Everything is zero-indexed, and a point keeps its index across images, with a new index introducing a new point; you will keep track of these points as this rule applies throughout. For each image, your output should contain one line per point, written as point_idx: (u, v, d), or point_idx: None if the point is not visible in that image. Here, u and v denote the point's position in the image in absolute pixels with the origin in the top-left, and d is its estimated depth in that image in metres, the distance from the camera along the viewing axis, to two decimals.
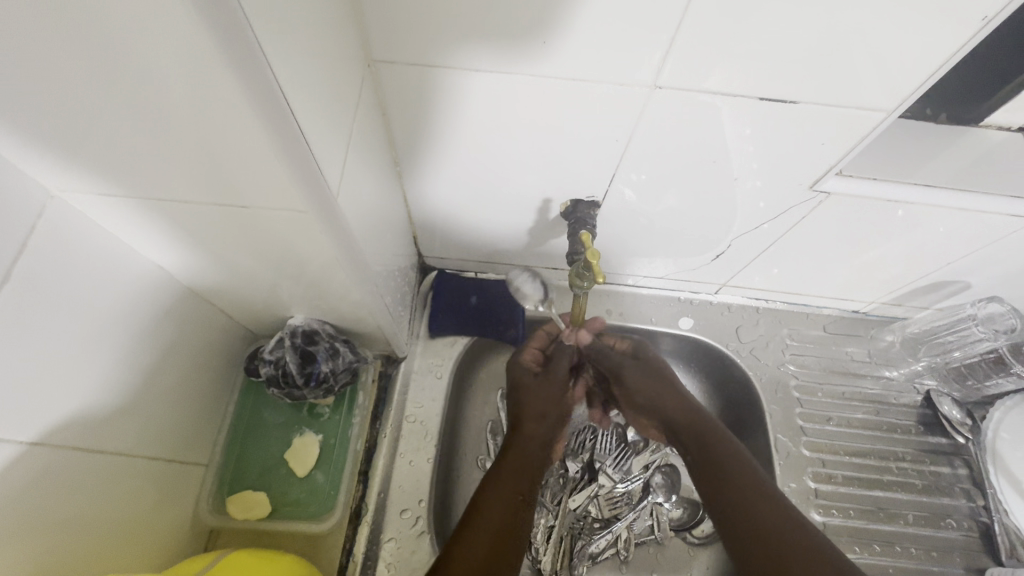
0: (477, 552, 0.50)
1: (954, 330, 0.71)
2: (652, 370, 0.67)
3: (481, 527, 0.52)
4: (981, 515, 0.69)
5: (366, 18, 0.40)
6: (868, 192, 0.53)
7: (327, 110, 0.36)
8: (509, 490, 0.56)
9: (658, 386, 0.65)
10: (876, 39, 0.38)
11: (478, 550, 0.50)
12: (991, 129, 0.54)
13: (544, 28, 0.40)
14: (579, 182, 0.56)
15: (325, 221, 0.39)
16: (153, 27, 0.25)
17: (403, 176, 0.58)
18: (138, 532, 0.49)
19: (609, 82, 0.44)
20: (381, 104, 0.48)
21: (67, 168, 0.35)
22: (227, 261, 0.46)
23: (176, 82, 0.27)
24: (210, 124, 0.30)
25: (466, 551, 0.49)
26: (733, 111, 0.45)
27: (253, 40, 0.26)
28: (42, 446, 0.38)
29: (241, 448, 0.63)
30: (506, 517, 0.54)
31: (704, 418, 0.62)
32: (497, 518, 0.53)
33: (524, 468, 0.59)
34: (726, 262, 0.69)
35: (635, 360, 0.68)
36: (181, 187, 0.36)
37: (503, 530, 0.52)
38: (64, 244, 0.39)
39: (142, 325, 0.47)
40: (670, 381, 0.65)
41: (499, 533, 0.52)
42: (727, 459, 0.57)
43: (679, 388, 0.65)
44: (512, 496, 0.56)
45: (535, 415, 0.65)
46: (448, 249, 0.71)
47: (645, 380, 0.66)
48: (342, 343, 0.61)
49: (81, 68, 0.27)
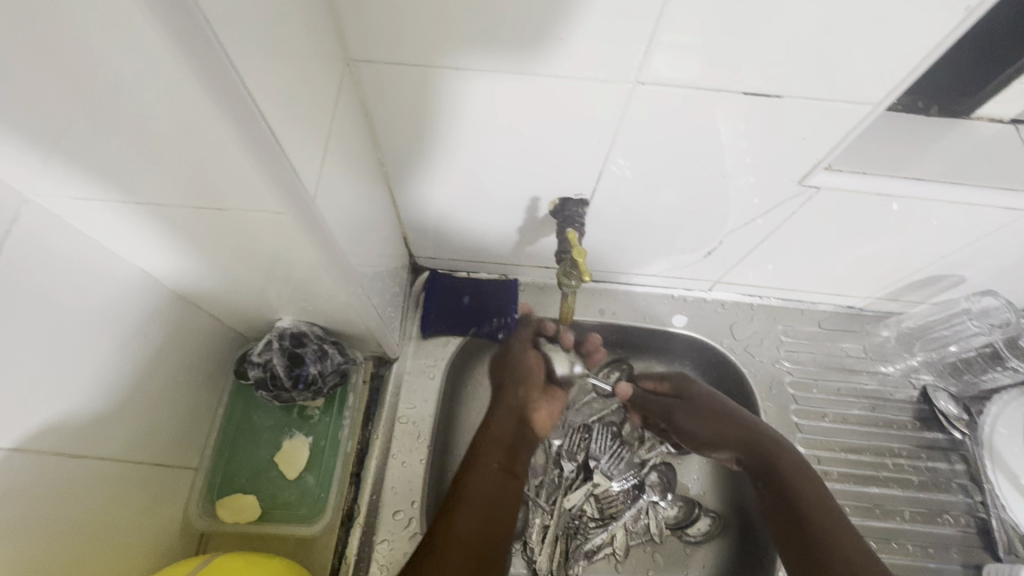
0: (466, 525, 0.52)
1: (950, 324, 0.71)
2: (699, 409, 0.67)
3: (471, 505, 0.54)
4: (979, 511, 0.69)
5: (345, 17, 0.40)
6: (860, 186, 0.52)
7: (302, 110, 0.35)
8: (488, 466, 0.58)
9: (708, 421, 0.66)
10: (864, 32, 0.37)
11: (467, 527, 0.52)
12: (982, 121, 0.54)
13: (525, 23, 0.39)
14: (567, 180, 0.56)
15: (303, 223, 0.38)
16: (114, 29, 0.24)
17: (390, 177, 0.58)
18: (127, 535, 0.49)
19: (593, 78, 0.43)
20: (364, 103, 0.48)
21: (42, 172, 0.35)
22: (210, 264, 0.46)
23: (142, 85, 0.27)
24: (179, 128, 0.30)
25: (455, 529, 0.51)
26: (720, 105, 0.45)
27: (210, 34, 0.26)
28: (20, 452, 0.38)
29: (231, 451, 0.63)
30: (490, 493, 0.55)
31: (764, 438, 0.63)
32: (482, 495, 0.55)
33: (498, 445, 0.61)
34: (719, 258, 0.68)
35: (681, 400, 0.69)
36: (156, 189, 0.36)
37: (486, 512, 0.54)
38: (41, 249, 0.38)
39: (125, 330, 0.47)
40: (724, 415, 0.65)
41: (484, 515, 0.53)
42: (787, 471, 0.60)
43: (731, 410, 0.66)
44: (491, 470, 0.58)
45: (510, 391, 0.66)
46: (439, 249, 0.71)
47: (694, 420, 0.67)
48: (330, 344, 0.60)
49: (44, 72, 0.27)
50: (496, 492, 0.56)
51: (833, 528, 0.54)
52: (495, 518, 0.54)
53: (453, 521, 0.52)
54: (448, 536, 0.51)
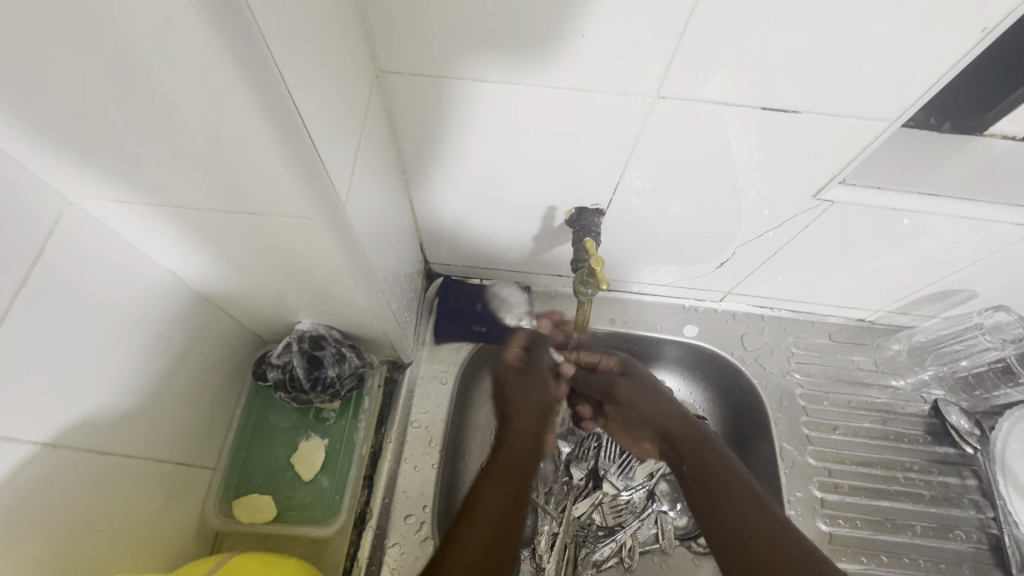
0: (477, 543, 0.47)
1: (962, 339, 0.71)
2: (642, 385, 0.65)
3: (481, 521, 0.49)
4: (991, 527, 0.68)
5: (376, 30, 0.41)
6: (871, 201, 0.53)
7: (336, 118, 0.36)
8: (505, 487, 0.53)
9: (649, 395, 0.64)
10: (878, 53, 0.39)
11: (471, 559, 0.45)
12: (994, 139, 0.54)
13: (547, 34, 0.40)
14: (584, 189, 0.57)
15: (334, 227, 0.39)
16: (166, 36, 0.25)
17: (410, 184, 0.59)
18: (146, 530, 0.50)
19: (611, 92, 0.44)
20: (388, 113, 0.49)
21: (85, 175, 0.36)
22: (238, 268, 0.47)
23: (194, 95, 0.28)
24: (221, 133, 0.31)
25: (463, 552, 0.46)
26: (736, 120, 0.46)
27: (264, 45, 0.27)
28: (56, 448, 0.39)
29: (248, 451, 0.64)
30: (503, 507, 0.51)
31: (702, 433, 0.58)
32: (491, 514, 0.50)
33: (518, 462, 0.56)
34: (731, 270, 0.69)
35: (625, 375, 0.68)
36: (193, 194, 0.37)
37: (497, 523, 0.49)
38: (79, 249, 0.40)
39: (153, 329, 0.48)
40: (666, 398, 0.63)
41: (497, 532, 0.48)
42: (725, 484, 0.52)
43: (670, 402, 0.63)
44: (506, 491, 0.53)
45: (527, 410, 0.63)
46: (454, 256, 0.72)
47: (635, 393, 0.65)
48: (348, 348, 0.61)
49: (99, 78, 0.28)
50: (512, 506, 0.52)
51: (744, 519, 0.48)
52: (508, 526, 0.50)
53: (464, 540, 0.47)
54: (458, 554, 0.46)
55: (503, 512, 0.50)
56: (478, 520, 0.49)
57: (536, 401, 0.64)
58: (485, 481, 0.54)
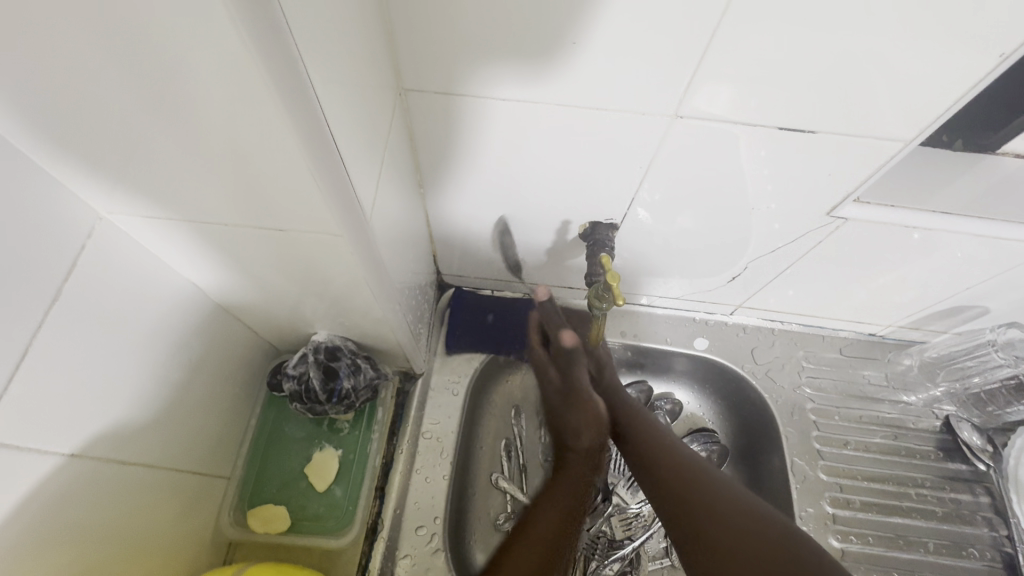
0: (531, 559, 0.50)
1: (974, 356, 0.71)
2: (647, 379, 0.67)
3: (533, 535, 0.52)
4: (1005, 545, 0.68)
5: (401, 49, 0.42)
6: (884, 218, 0.53)
7: (362, 135, 0.37)
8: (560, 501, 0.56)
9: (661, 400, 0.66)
10: (893, 73, 0.39)
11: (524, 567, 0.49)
12: (1007, 157, 0.53)
13: (568, 53, 0.41)
14: (598, 204, 0.57)
15: (356, 242, 0.40)
16: (209, 62, 0.26)
17: (426, 197, 0.59)
18: (162, 540, 0.50)
19: (630, 111, 0.45)
20: (408, 128, 0.50)
21: (118, 190, 0.37)
22: (259, 280, 0.48)
23: (230, 115, 0.29)
24: (254, 152, 0.31)
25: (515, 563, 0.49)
26: (750, 138, 0.46)
27: (302, 70, 0.28)
28: (80, 457, 0.40)
29: (263, 461, 0.64)
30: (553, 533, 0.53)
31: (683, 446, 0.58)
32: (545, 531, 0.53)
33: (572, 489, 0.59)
34: (741, 284, 0.69)
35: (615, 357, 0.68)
36: (222, 210, 0.38)
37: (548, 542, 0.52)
38: (106, 263, 0.40)
39: (174, 340, 0.48)
40: None
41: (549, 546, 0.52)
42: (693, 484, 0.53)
43: None
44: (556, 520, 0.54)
45: (580, 430, 0.63)
46: (466, 267, 0.72)
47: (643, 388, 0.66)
48: (363, 359, 0.62)
49: (139, 96, 0.29)
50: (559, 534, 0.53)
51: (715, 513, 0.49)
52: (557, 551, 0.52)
53: (516, 552, 0.51)
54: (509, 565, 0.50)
55: (556, 531, 0.53)
56: (535, 535, 0.52)
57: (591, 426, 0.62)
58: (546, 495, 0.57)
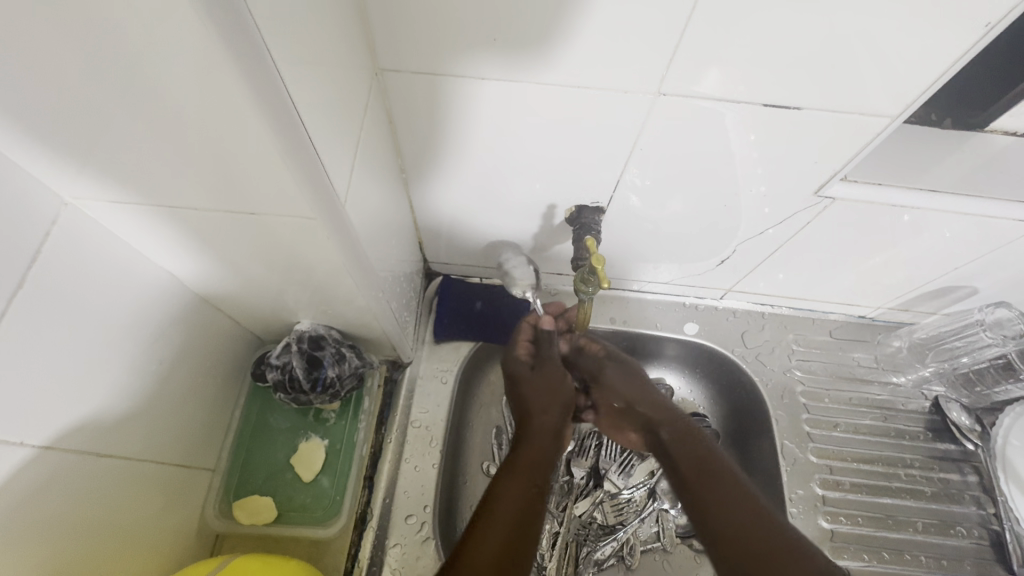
0: (492, 544, 0.45)
1: (962, 335, 0.71)
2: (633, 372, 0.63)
3: (497, 523, 0.47)
4: (992, 522, 0.68)
5: (373, 27, 0.41)
6: (873, 198, 0.53)
7: (334, 116, 0.36)
8: (523, 485, 0.51)
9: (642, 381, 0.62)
10: (878, 46, 0.38)
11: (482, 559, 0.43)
12: (995, 134, 0.53)
13: (547, 29, 0.40)
14: (584, 188, 0.57)
15: (331, 223, 0.39)
16: (159, 34, 0.25)
17: (409, 183, 0.58)
18: (144, 534, 0.49)
19: (611, 90, 0.44)
20: (387, 111, 0.49)
21: (82, 174, 0.36)
22: (237, 268, 0.47)
23: (186, 90, 0.28)
24: (216, 132, 0.30)
25: (480, 553, 0.44)
26: (735, 116, 0.45)
27: (260, 44, 0.26)
28: (53, 450, 0.39)
29: (247, 454, 0.63)
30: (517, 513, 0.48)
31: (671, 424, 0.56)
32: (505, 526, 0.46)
33: (538, 462, 0.53)
34: (731, 267, 0.69)
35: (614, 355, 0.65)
36: (191, 195, 0.37)
37: (505, 549, 0.45)
38: (72, 253, 0.39)
39: (150, 331, 0.47)
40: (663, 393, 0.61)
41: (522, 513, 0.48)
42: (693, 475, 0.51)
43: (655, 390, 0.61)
44: (524, 490, 0.50)
45: (545, 404, 0.59)
46: (453, 255, 0.72)
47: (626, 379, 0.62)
48: (348, 348, 0.61)
49: (89, 74, 0.27)
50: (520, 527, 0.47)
51: (723, 507, 0.47)
52: (524, 527, 0.47)
53: (481, 541, 0.45)
54: (474, 551, 0.44)
55: (519, 519, 0.47)
56: (499, 516, 0.47)
57: (558, 397, 0.60)
58: (512, 472, 0.52)
